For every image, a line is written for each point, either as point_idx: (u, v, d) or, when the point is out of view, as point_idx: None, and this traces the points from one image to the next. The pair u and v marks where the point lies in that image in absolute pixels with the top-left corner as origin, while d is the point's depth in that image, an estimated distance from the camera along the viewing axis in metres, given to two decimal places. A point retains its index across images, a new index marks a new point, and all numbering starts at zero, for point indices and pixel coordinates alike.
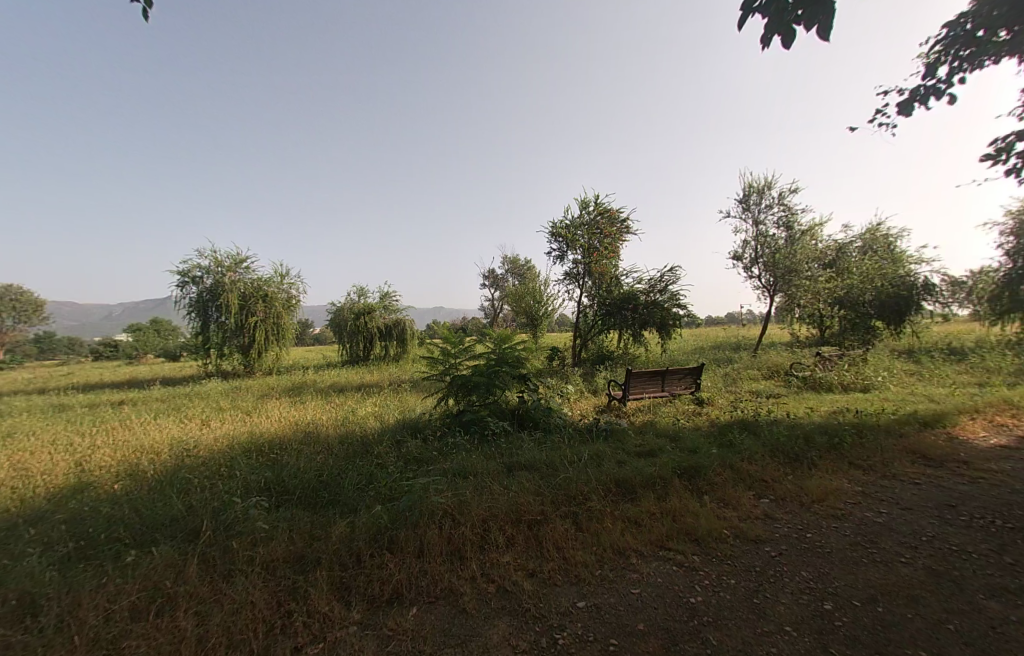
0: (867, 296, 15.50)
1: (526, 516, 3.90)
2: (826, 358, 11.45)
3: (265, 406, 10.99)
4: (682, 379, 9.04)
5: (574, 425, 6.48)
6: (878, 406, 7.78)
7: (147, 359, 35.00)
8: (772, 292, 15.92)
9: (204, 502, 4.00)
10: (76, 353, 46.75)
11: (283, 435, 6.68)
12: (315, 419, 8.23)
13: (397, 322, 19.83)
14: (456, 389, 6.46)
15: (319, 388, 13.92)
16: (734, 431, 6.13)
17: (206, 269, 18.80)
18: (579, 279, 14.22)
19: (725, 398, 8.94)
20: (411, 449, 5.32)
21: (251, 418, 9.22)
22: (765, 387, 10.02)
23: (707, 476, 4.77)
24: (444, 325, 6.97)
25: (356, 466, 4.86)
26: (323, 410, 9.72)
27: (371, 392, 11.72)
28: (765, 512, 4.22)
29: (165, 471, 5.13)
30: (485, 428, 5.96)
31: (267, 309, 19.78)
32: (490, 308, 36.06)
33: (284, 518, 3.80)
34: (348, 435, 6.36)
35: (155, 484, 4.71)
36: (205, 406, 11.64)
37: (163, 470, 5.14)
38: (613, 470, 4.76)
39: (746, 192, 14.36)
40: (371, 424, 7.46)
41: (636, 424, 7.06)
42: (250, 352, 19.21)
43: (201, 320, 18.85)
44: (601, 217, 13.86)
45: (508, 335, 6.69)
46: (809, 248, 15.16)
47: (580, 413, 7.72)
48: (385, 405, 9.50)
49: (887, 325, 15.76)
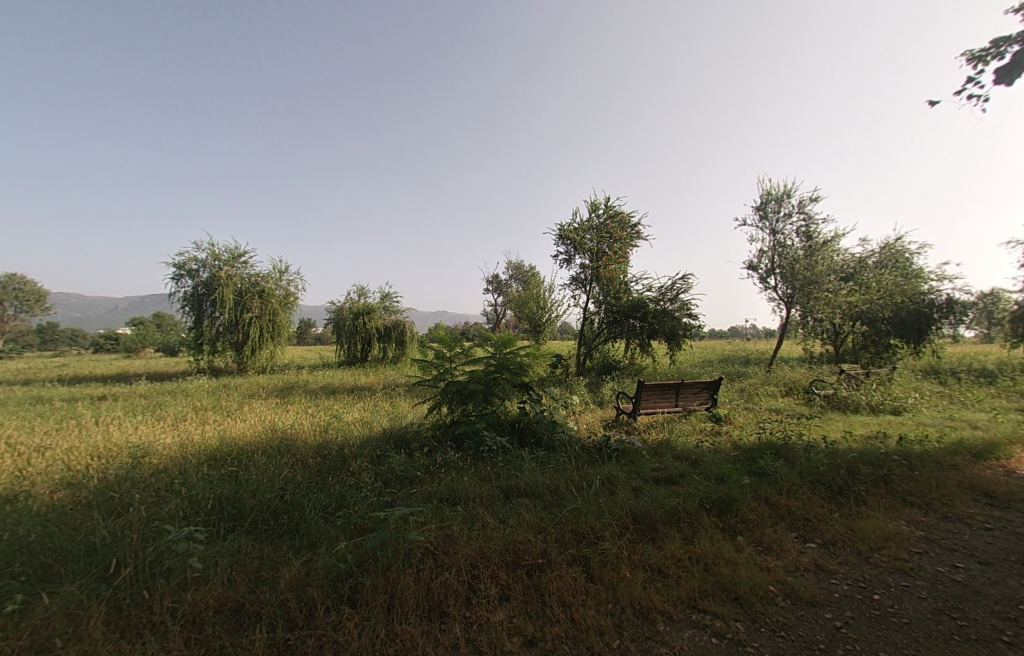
0: (888, 312, 14.76)
1: (525, 561, 3.19)
2: (851, 376, 10.66)
3: (248, 408, 10.28)
4: (698, 393, 8.29)
5: (581, 442, 5.74)
6: (917, 432, 6.99)
7: (146, 354, 34.47)
8: (788, 305, 15.17)
9: (131, 526, 3.29)
10: (78, 345, 46.32)
11: (255, 442, 5.98)
12: (296, 425, 7.52)
13: (397, 324, 19.16)
14: (450, 398, 5.75)
15: (309, 389, 13.22)
16: (762, 456, 5.39)
17: (202, 262, 18.19)
18: (586, 284, 13.51)
19: (744, 416, 8.19)
20: (393, 466, 4.61)
21: (229, 420, 8.53)
22: (785, 405, 9.27)
23: (740, 512, 4.04)
24: (440, 326, 6.27)
25: (327, 485, 4.16)
26: (308, 414, 9.00)
27: (364, 395, 11.03)
28: (815, 562, 3.50)
29: (108, 481, 4.44)
30: (479, 442, 5.24)
31: (263, 306, 19.13)
32: (494, 313, 35.35)
33: (226, 552, 3.10)
34: (327, 445, 5.65)
35: (91, 497, 4.01)
36: (186, 405, 10.96)
37: (107, 480, 4.45)
38: (629, 501, 4.04)
39: (764, 199, 13.62)
40: (355, 433, 6.75)
41: (651, 443, 6.31)
42: (243, 349, 18.56)
43: (194, 314, 18.24)
44: (611, 220, 13.19)
45: (510, 339, 5.95)
46: (830, 259, 14.37)
47: (587, 428, 6.99)
48: (374, 410, 8.78)
49: (907, 343, 14.97)
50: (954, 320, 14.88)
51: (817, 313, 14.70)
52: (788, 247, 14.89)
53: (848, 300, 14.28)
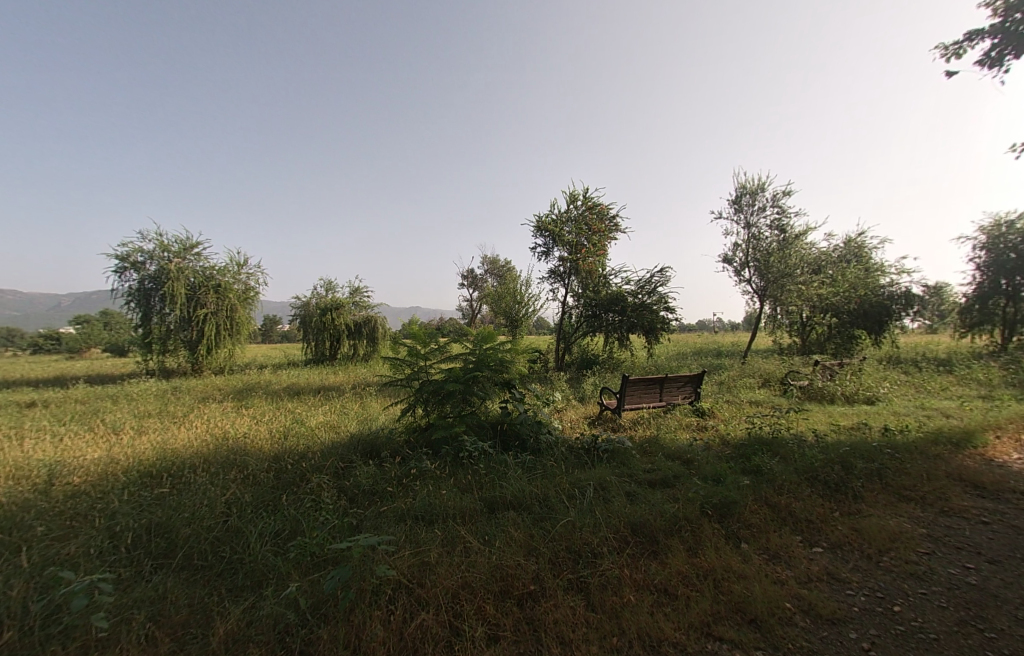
0: (852, 304, 15.09)
1: (514, 590, 2.86)
2: (825, 367, 10.74)
3: (204, 412, 9.48)
4: (682, 387, 8.09)
5: (568, 443, 5.39)
6: (897, 422, 6.96)
7: (92, 354, 32.18)
8: (760, 297, 15.31)
9: (34, 576, 2.94)
10: (15, 346, 42.89)
11: (207, 455, 5.38)
12: (257, 431, 6.88)
13: (367, 320, 18.39)
14: (425, 399, 5.28)
15: (271, 390, 12.40)
16: (756, 453, 5.17)
17: (150, 254, 16.84)
18: (564, 277, 13.18)
19: (727, 409, 8.04)
20: (361, 478, 4.14)
21: (181, 427, 7.78)
22: (765, 398, 9.22)
23: (743, 516, 3.78)
24: (414, 320, 5.77)
25: (277, 506, 3.82)
26: (271, 418, 8.32)
27: (331, 395, 10.37)
28: (827, 570, 3.25)
29: (29, 518, 3.81)
30: (458, 447, 4.79)
31: (220, 302, 17.95)
32: (466, 307, 34.62)
33: (147, 616, 2.72)
34: (288, 454, 5.10)
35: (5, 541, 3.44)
36: (132, 410, 10.01)
37: (27, 517, 3.82)
38: (625, 509, 3.72)
39: (738, 192, 13.62)
40: (321, 439, 6.20)
41: (639, 441, 6.02)
42: (198, 348, 17.38)
43: (143, 311, 16.88)
44: (590, 211, 12.87)
45: (491, 334, 5.51)
46: (801, 251, 14.51)
47: (571, 427, 6.65)
48: (342, 412, 8.19)
49: (871, 334, 15.35)
50: (913, 311, 15.40)
51: (788, 304, 14.89)
52: (762, 239, 14.98)
53: (820, 292, 14.49)
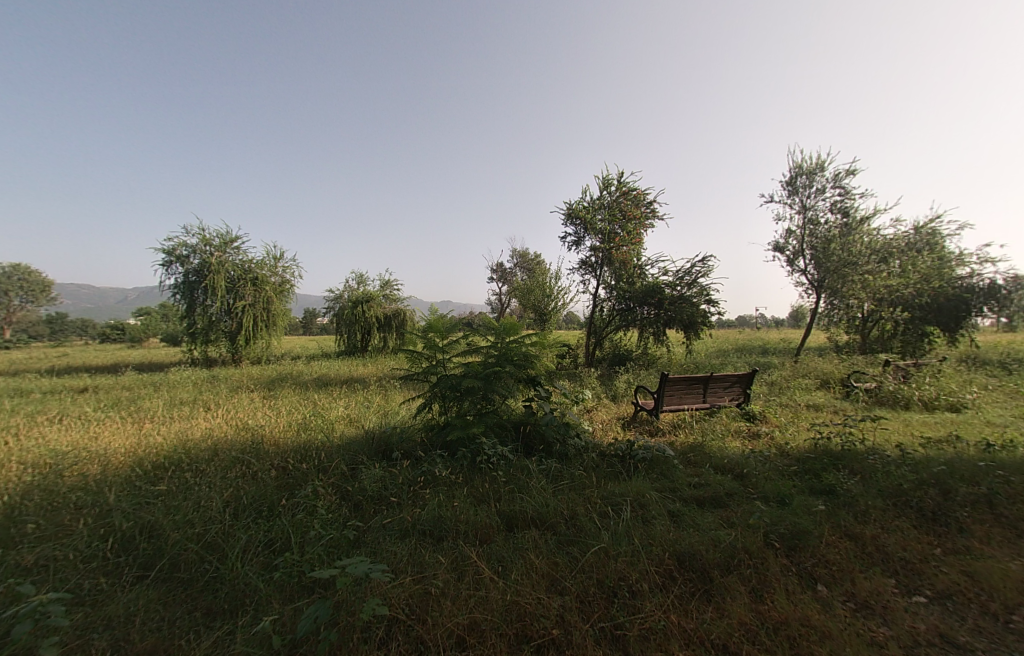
0: (925, 298, 13.55)
1: (533, 637, 2.31)
2: (897, 367, 9.55)
3: (231, 402, 9.41)
4: (729, 388, 7.27)
5: (599, 448, 4.77)
6: (994, 434, 5.91)
7: (149, 344, 34.04)
8: (817, 290, 14.03)
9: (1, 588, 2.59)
10: (83, 335, 45.98)
11: (215, 447, 5.10)
12: (270, 423, 6.59)
13: (398, 313, 18.24)
14: (441, 395, 4.81)
15: (301, 381, 12.36)
16: (824, 469, 4.38)
17: (192, 248, 17.22)
18: (596, 267, 12.43)
19: (782, 414, 7.16)
20: (364, 481, 3.67)
21: (203, 416, 7.64)
22: (825, 402, 8.23)
23: (818, 551, 3.07)
24: (432, 310, 5.31)
25: (276, 510, 3.34)
26: (293, 410, 8.08)
27: (357, 388, 10.13)
28: (938, 633, 2.54)
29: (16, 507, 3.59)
30: (476, 449, 4.26)
31: (257, 293, 18.23)
32: (499, 301, 34.17)
33: (110, 642, 2.31)
34: (295, 450, 4.71)
35: None
36: (164, 398, 10.10)
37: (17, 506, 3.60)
38: (670, 534, 3.10)
39: (792, 174, 12.44)
40: (335, 434, 5.85)
41: (682, 448, 5.32)
42: (237, 339, 17.72)
43: (186, 302, 17.35)
44: (624, 197, 12.04)
45: (515, 326, 4.98)
46: (866, 240, 13.12)
47: (603, 429, 6.01)
48: (363, 406, 7.87)
49: (946, 331, 13.77)
50: (997, 307, 13.73)
51: (849, 298, 13.54)
52: (820, 225, 13.70)
53: (888, 284, 13.09)
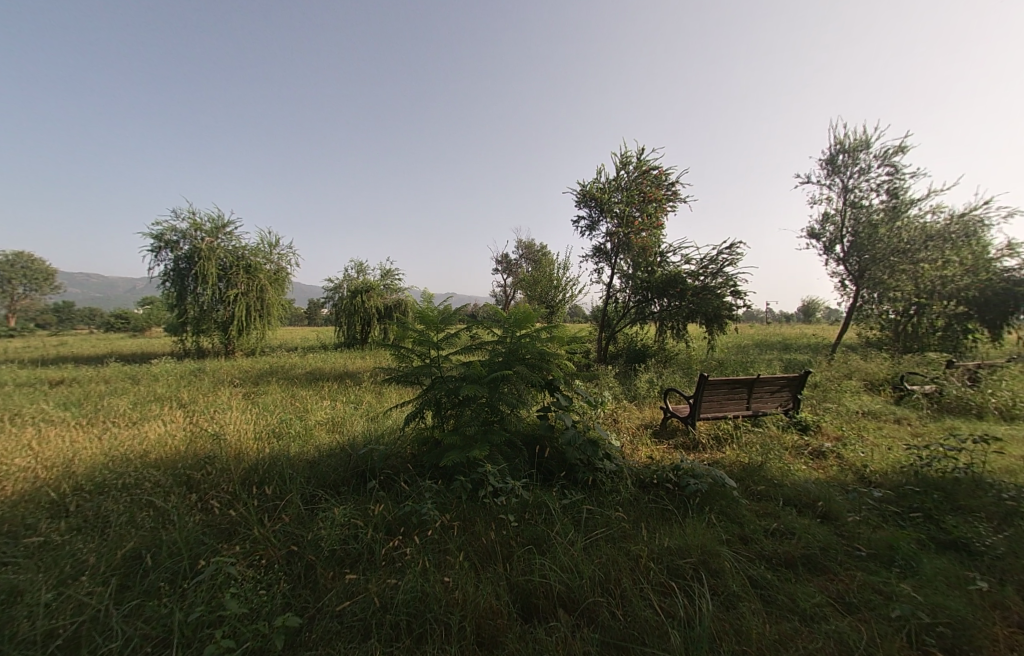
0: (973, 291, 12.33)
1: None
2: (971, 370, 8.46)
3: (208, 399, 8.41)
4: (776, 393, 6.16)
5: (638, 472, 3.72)
6: None
7: (151, 333, 33.23)
8: (856, 282, 12.85)
9: None
10: (86, 323, 45.25)
11: (147, 463, 4.06)
12: (230, 425, 5.54)
13: (399, 303, 17.18)
14: (433, 402, 3.77)
15: (290, 375, 11.37)
16: (941, 512, 3.32)
17: (182, 232, 16.17)
18: (612, 254, 11.30)
19: (838, 424, 6.09)
20: (324, 526, 2.63)
21: (165, 415, 6.62)
22: (882, 408, 7.13)
23: None
24: (425, 297, 4.29)
25: (190, 578, 2.37)
26: (269, 411, 7.04)
27: (349, 384, 9.12)
28: None
29: None
30: (478, 479, 3.21)
31: (250, 281, 17.22)
32: (504, 294, 33.11)
33: None
34: (247, 470, 3.67)
35: None
36: (136, 394, 9.10)
37: None
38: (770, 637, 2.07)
39: (832, 151, 11.23)
40: (305, 444, 4.83)
41: (735, 469, 4.28)
42: (229, 329, 16.72)
43: (175, 290, 16.36)
44: (644, 176, 10.86)
45: (529, 316, 3.96)
46: (911, 226, 11.93)
47: (632, 442, 4.96)
48: (351, 406, 6.86)
49: (992, 328, 12.61)
50: None
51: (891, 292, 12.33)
52: (860, 210, 12.52)
53: (938, 275, 11.84)
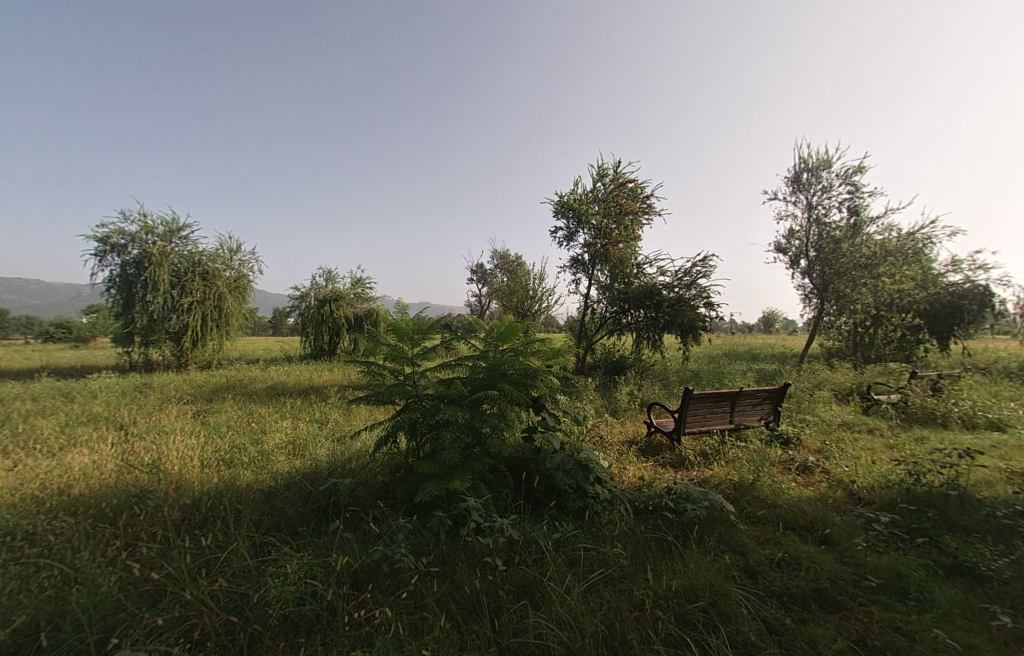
0: (927, 303, 12.89)
1: None
2: (936, 385, 8.48)
3: (157, 419, 7.69)
4: (757, 406, 6.10)
5: (631, 495, 3.49)
6: None
7: (97, 344, 31.20)
8: (821, 294, 13.23)
9: None
10: (22, 333, 41.92)
11: (73, 501, 3.52)
12: (177, 450, 4.98)
13: (368, 312, 16.56)
14: (408, 426, 3.42)
15: (250, 390, 10.65)
16: (941, 531, 3.21)
17: (131, 236, 15.10)
18: (589, 265, 11.20)
19: (817, 436, 6.08)
20: (274, 584, 2.30)
21: (105, 439, 5.96)
22: (856, 419, 7.21)
23: None
24: (399, 310, 3.95)
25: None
26: (224, 432, 6.45)
27: (315, 400, 8.56)
28: None
29: None
30: (460, 514, 2.88)
31: (207, 290, 16.23)
32: (474, 304, 32.52)
33: None
34: (190, 513, 3.21)
35: None
36: (74, 414, 8.24)
37: None
38: None
39: (797, 169, 11.56)
40: (264, 471, 4.35)
41: (727, 488, 4.11)
42: (183, 340, 15.68)
43: (122, 299, 15.23)
44: (620, 188, 10.85)
45: (513, 330, 3.69)
46: (870, 241, 12.39)
47: (619, 461, 4.72)
48: (317, 425, 6.37)
49: (943, 338, 13.24)
50: (994, 314, 13.27)
51: (853, 304, 12.73)
52: (823, 225, 12.94)
53: (896, 287, 12.31)
